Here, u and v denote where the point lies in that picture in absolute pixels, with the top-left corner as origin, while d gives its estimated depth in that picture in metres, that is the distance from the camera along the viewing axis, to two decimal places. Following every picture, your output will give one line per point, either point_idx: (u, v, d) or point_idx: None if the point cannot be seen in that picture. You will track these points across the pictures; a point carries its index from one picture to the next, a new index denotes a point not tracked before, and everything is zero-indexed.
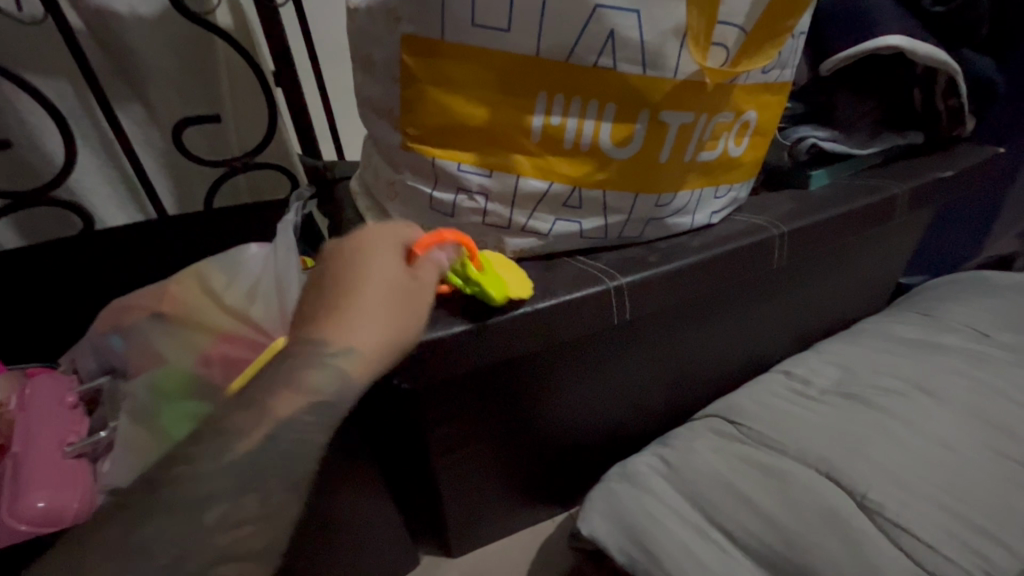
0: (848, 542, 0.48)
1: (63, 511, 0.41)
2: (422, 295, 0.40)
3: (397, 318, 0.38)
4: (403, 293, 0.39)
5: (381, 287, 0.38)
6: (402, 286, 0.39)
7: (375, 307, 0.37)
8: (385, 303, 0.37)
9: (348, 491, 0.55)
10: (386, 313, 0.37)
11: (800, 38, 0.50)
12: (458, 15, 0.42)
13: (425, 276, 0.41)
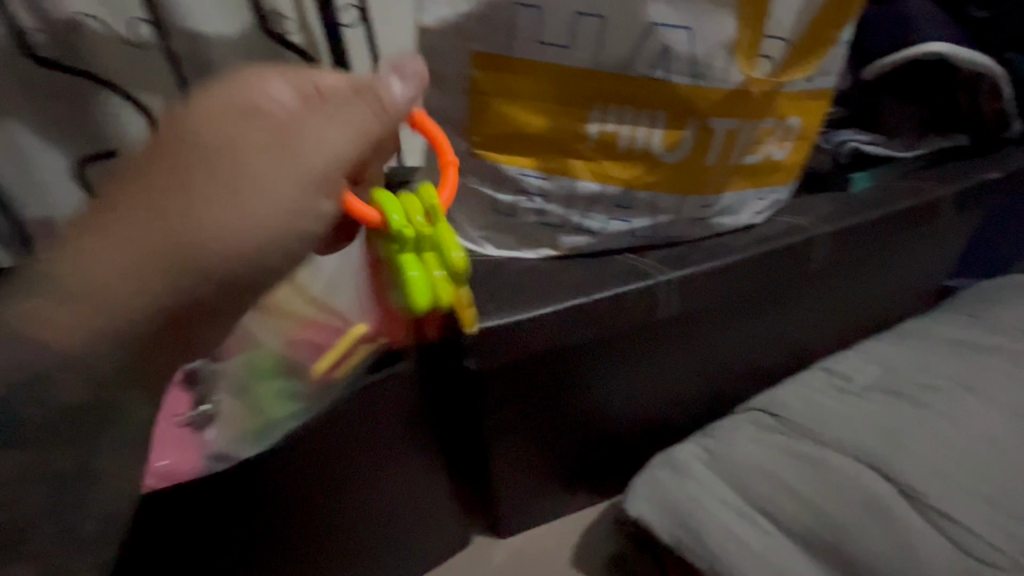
0: (888, 526, 0.52)
1: (179, 473, 0.47)
2: (277, 175, 0.31)
3: (216, 214, 0.30)
4: (239, 175, 0.30)
5: (206, 167, 0.30)
6: (268, 157, 0.31)
7: (178, 195, 0.30)
8: (201, 193, 0.30)
9: (410, 466, 0.60)
10: (200, 208, 0.30)
11: (844, 46, 0.53)
12: (525, 32, 0.47)
13: (305, 146, 0.31)
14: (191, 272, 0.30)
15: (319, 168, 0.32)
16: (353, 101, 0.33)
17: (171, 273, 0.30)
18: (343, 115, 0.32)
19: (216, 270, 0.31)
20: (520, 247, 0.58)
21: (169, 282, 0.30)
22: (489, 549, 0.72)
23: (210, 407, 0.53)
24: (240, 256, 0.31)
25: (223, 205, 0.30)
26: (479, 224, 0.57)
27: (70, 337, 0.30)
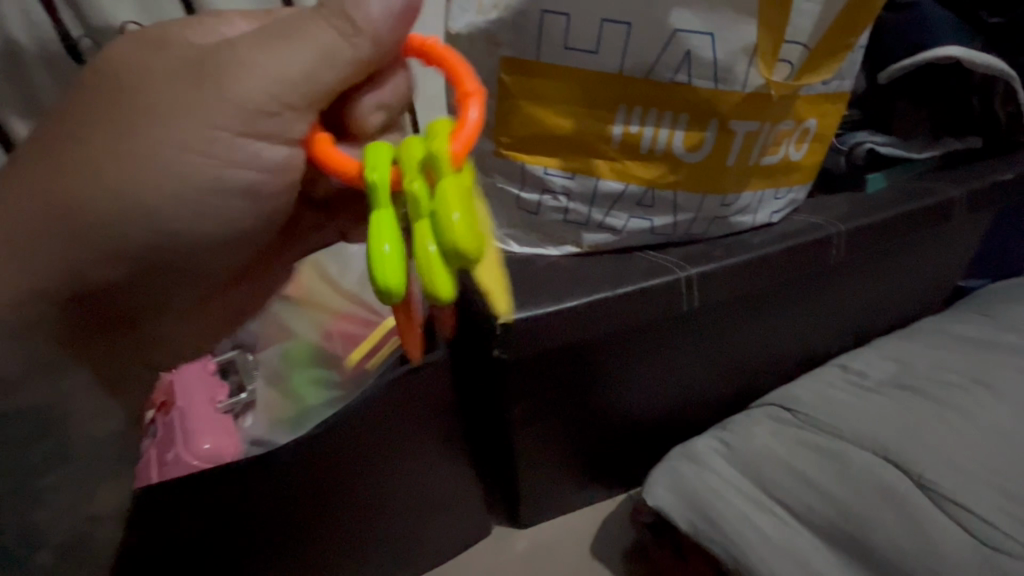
0: (902, 514, 0.53)
1: (222, 454, 0.51)
2: (205, 121, 0.31)
3: (143, 161, 0.32)
4: (163, 119, 0.31)
5: (131, 113, 0.31)
6: (191, 89, 0.31)
7: (119, 142, 0.32)
8: (131, 141, 0.32)
9: (437, 454, 0.63)
10: (117, 156, 0.32)
11: (860, 51, 0.55)
12: (553, 38, 0.49)
13: (234, 85, 0.30)
14: (131, 223, 0.34)
15: (249, 102, 0.31)
16: (312, 19, 0.30)
17: (99, 224, 0.33)
18: (290, 42, 0.30)
19: (125, 225, 0.34)
20: (545, 244, 0.60)
21: (94, 237, 0.34)
22: (509, 539, 0.74)
23: (248, 395, 0.57)
24: (163, 207, 0.34)
25: (149, 154, 0.32)
26: (506, 221, 0.60)
27: (21, 279, 0.34)
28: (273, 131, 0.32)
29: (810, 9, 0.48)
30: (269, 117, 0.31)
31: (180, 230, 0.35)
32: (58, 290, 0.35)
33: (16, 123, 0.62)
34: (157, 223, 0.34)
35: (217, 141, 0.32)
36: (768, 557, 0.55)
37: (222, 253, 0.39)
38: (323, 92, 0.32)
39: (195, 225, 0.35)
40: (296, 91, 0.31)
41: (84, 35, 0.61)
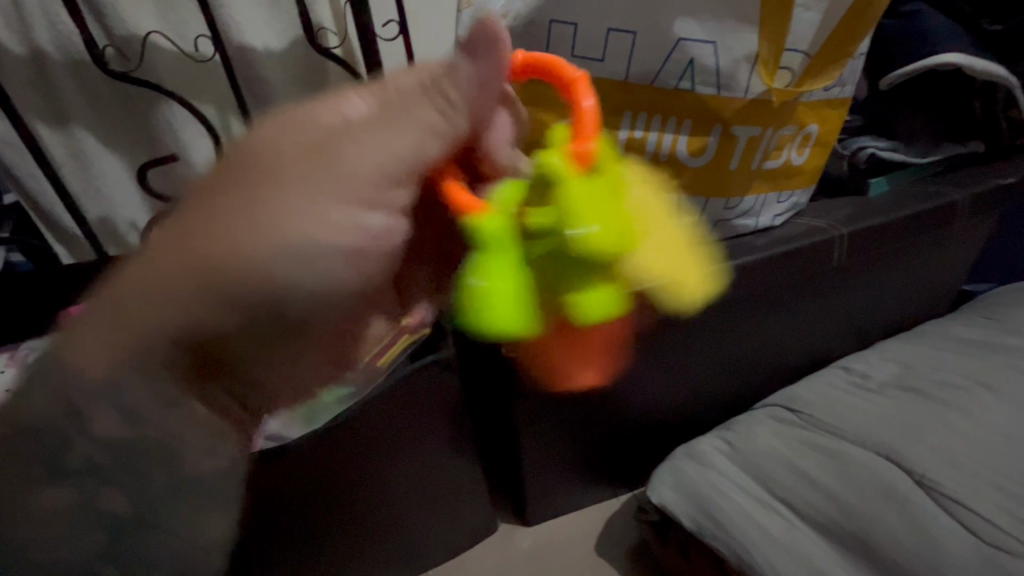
0: (904, 512, 0.53)
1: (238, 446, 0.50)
2: (315, 199, 0.31)
3: (249, 237, 0.31)
4: (274, 197, 0.31)
5: (240, 189, 0.31)
6: (315, 157, 0.31)
7: (225, 218, 0.31)
8: (242, 217, 0.31)
9: (446, 452, 0.64)
10: (228, 230, 0.31)
11: (861, 58, 0.56)
12: (561, 47, 0.51)
13: (346, 161, 0.32)
14: (232, 294, 0.32)
15: (367, 174, 0.32)
16: (417, 99, 0.33)
17: (205, 293, 0.32)
18: (397, 122, 0.33)
19: (236, 285, 0.32)
20: None
21: (195, 307, 0.32)
22: (514, 536, 0.75)
23: None
24: (269, 281, 0.32)
25: (256, 228, 0.31)
26: None
27: (123, 358, 0.32)
28: (378, 201, 0.34)
29: (812, 18, 0.49)
30: (367, 192, 0.33)
31: (276, 304, 0.34)
32: (159, 363, 0.33)
33: (40, 126, 0.69)
34: (259, 295, 0.33)
35: (326, 217, 0.32)
36: (771, 553, 0.55)
37: (322, 319, 0.37)
38: (422, 163, 0.34)
39: (291, 296, 0.34)
40: (400, 166, 0.33)
41: (109, 44, 0.66)
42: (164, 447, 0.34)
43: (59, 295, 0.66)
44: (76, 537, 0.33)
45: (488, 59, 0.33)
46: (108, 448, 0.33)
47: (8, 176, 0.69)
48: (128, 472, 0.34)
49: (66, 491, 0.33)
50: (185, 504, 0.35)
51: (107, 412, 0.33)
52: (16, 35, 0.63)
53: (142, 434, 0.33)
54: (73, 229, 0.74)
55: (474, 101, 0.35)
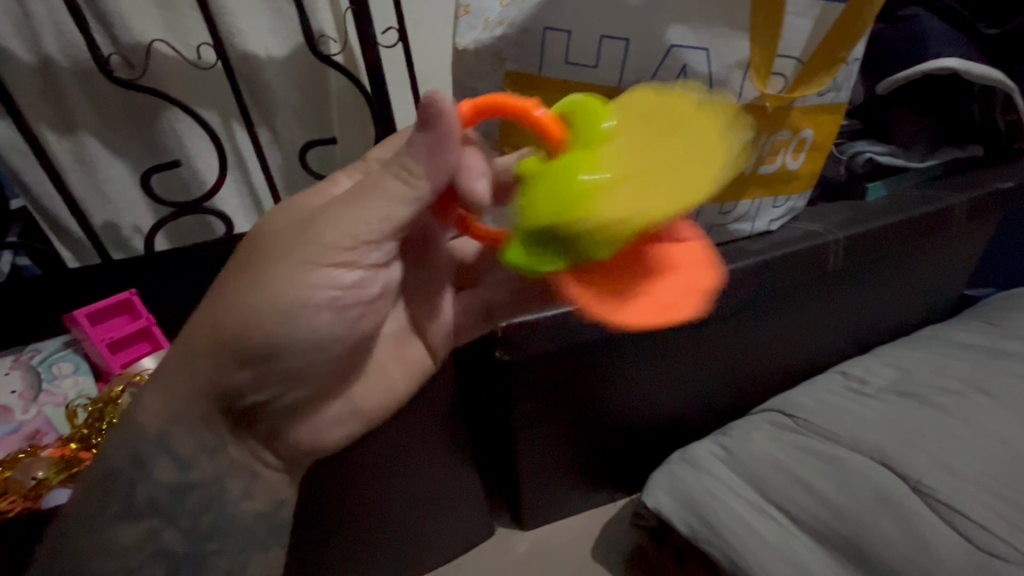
0: (899, 518, 0.53)
1: None
2: (303, 270, 0.35)
3: (251, 313, 0.35)
4: (271, 280, 0.35)
5: (245, 274, 0.36)
6: (297, 239, 0.35)
7: (232, 300, 0.36)
8: (246, 301, 0.35)
9: (443, 458, 0.64)
10: (233, 313, 0.35)
11: (855, 64, 0.56)
12: (556, 54, 0.51)
13: (325, 237, 0.35)
14: (247, 355, 0.36)
15: (340, 242, 0.35)
16: (383, 175, 0.34)
17: (223, 361, 0.37)
18: (369, 200, 0.34)
19: (234, 348, 0.36)
20: None
21: (214, 374, 0.37)
22: (511, 540, 0.76)
23: None
24: (278, 343, 0.37)
25: (256, 305, 0.35)
26: None
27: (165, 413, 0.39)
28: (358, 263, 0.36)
29: (803, 24, 0.50)
30: (356, 253, 0.36)
31: (291, 357, 0.38)
32: (199, 419, 0.39)
33: (47, 132, 0.69)
34: (269, 353, 0.37)
35: (322, 283, 0.36)
36: (765, 560, 0.55)
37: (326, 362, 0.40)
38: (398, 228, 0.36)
39: (302, 347, 0.38)
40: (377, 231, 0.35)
41: (114, 52, 0.67)
42: (212, 494, 0.41)
43: (62, 298, 0.67)
44: (139, 565, 0.40)
45: (436, 132, 0.31)
46: (170, 495, 0.40)
47: (15, 180, 0.70)
48: (181, 514, 0.41)
49: (138, 529, 0.40)
50: (231, 541, 0.43)
51: (164, 464, 0.39)
52: (23, 42, 0.65)
53: (200, 479, 0.40)
54: (78, 232, 0.75)
55: (438, 172, 0.33)
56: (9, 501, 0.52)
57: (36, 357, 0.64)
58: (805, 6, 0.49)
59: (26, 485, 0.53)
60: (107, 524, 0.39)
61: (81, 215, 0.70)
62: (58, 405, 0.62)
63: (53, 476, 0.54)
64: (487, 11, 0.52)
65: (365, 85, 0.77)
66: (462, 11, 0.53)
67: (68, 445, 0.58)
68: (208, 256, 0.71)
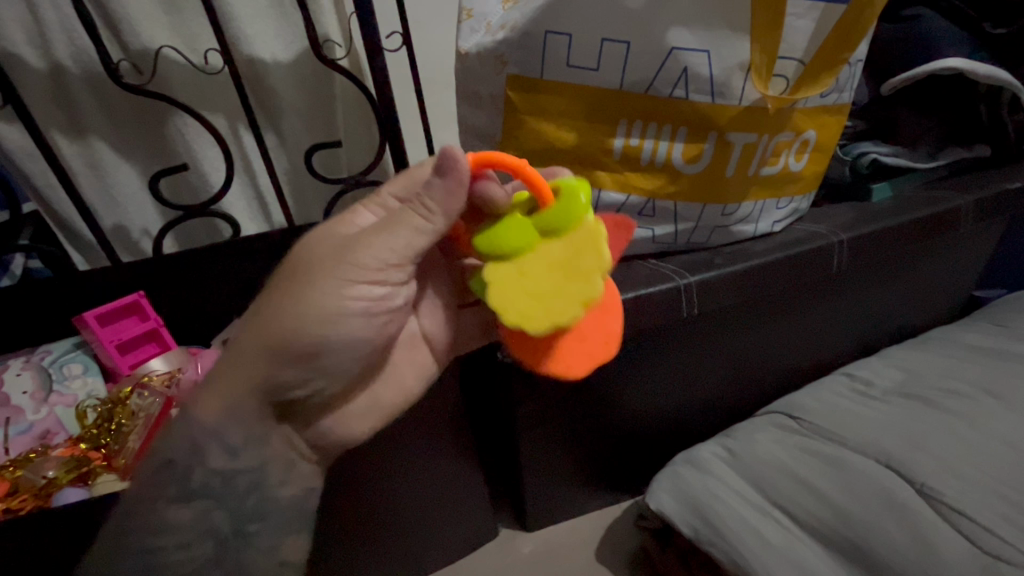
0: (904, 521, 0.52)
1: None
2: (341, 284, 0.37)
3: (297, 322, 0.36)
4: (316, 290, 0.36)
5: (291, 286, 0.37)
6: (334, 255, 0.37)
7: (279, 310, 0.36)
8: (291, 311, 0.36)
9: (448, 460, 0.64)
10: (280, 321, 0.36)
11: (858, 65, 0.56)
12: (557, 57, 0.51)
13: (362, 258, 0.36)
14: (290, 363, 0.37)
15: (376, 260, 0.37)
16: (405, 209, 0.37)
17: (267, 369, 0.37)
18: (397, 230, 0.37)
19: (278, 354, 0.37)
20: None
21: (259, 379, 0.38)
22: (514, 541, 0.76)
23: None
24: (319, 352, 0.37)
25: (301, 315, 0.36)
26: None
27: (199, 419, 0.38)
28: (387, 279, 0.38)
29: (805, 25, 0.50)
30: (384, 278, 0.38)
31: (324, 368, 0.39)
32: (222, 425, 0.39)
33: (58, 137, 0.71)
34: (309, 362, 0.38)
35: (359, 298, 0.37)
36: (768, 561, 0.55)
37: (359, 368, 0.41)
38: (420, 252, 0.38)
39: (334, 360, 0.39)
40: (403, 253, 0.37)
41: (123, 58, 0.68)
42: (257, 478, 0.40)
43: (72, 300, 0.68)
44: (192, 544, 0.38)
45: (454, 174, 0.35)
46: (222, 478, 0.39)
47: (27, 184, 0.72)
48: (231, 495, 0.40)
49: (192, 510, 0.39)
50: (273, 523, 0.42)
51: (215, 450, 0.38)
52: (35, 48, 0.66)
53: (247, 465, 0.40)
54: (88, 234, 0.77)
55: (454, 209, 0.36)
56: (21, 499, 0.53)
57: (47, 358, 0.65)
58: (806, 8, 0.49)
59: (37, 484, 0.54)
60: (163, 505, 0.38)
61: (91, 218, 0.71)
62: (68, 405, 0.64)
63: (63, 476, 0.55)
64: (489, 15, 0.54)
65: (370, 90, 0.77)
66: (465, 16, 0.55)
67: (78, 445, 0.60)
68: (215, 258, 0.72)
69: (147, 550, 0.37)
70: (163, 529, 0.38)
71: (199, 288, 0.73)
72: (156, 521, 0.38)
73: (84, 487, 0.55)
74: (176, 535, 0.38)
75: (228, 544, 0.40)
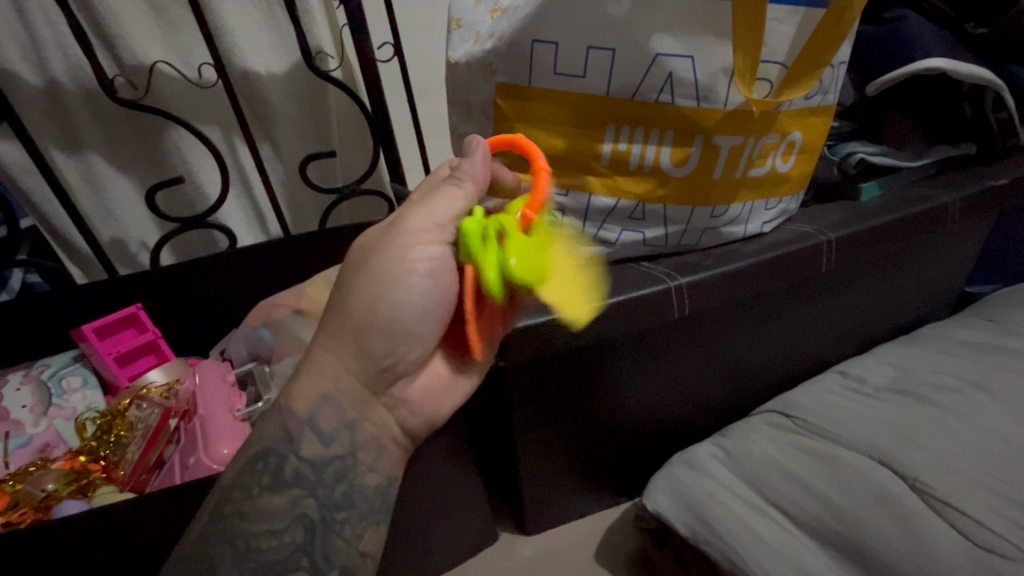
0: (898, 517, 0.53)
1: (219, 455, 0.55)
2: (402, 252, 0.39)
3: (374, 289, 0.39)
4: (384, 257, 0.39)
5: (357, 269, 0.40)
6: (392, 234, 0.40)
7: (358, 287, 0.39)
8: (367, 290, 0.39)
9: (446, 467, 0.64)
10: (357, 299, 0.39)
11: (840, 68, 0.58)
12: (544, 67, 0.53)
13: (411, 222, 0.40)
14: (380, 330, 0.39)
15: (431, 219, 0.40)
16: (442, 183, 0.41)
17: (359, 340, 0.40)
18: (447, 194, 0.40)
19: (352, 323, 0.39)
20: None
21: (354, 355, 0.40)
22: (514, 546, 0.76)
23: (263, 404, 0.62)
24: (405, 315, 0.40)
25: (379, 285, 0.39)
26: None
27: None
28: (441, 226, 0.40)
29: (785, 30, 0.51)
30: (440, 238, 0.40)
31: (409, 331, 0.41)
32: None
33: (56, 153, 0.71)
34: (388, 333, 0.40)
35: (420, 258, 0.39)
36: (764, 560, 0.55)
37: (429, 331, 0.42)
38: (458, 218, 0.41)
39: (417, 325, 0.41)
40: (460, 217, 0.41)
41: (118, 74, 0.69)
42: (345, 466, 0.41)
43: (71, 313, 0.69)
44: (284, 530, 0.38)
45: (480, 148, 0.41)
46: (313, 466, 0.40)
47: (24, 200, 0.72)
48: (320, 483, 0.40)
49: (284, 498, 0.39)
50: (359, 511, 0.41)
51: (310, 437, 0.40)
52: (31, 66, 0.67)
53: (337, 452, 0.41)
54: (86, 249, 0.77)
55: (480, 175, 0.41)
56: (20, 513, 0.53)
57: (45, 372, 0.66)
58: (786, 13, 0.51)
59: (38, 497, 0.54)
60: (257, 493, 0.39)
61: (88, 231, 0.71)
62: (67, 418, 0.64)
63: (63, 489, 0.55)
64: (477, 25, 0.55)
65: (363, 100, 0.79)
66: (455, 25, 0.56)
67: (78, 457, 0.60)
68: (214, 268, 0.73)
69: (240, 535, 0.37)
70: (258, 518, 0.38)
71: (199, 299, 0.74)
72: (253, 508, 0.38)
73: (83, 499, 0.55)
74: (270, 522, 0.38)
75: (316, 534, 0.39)
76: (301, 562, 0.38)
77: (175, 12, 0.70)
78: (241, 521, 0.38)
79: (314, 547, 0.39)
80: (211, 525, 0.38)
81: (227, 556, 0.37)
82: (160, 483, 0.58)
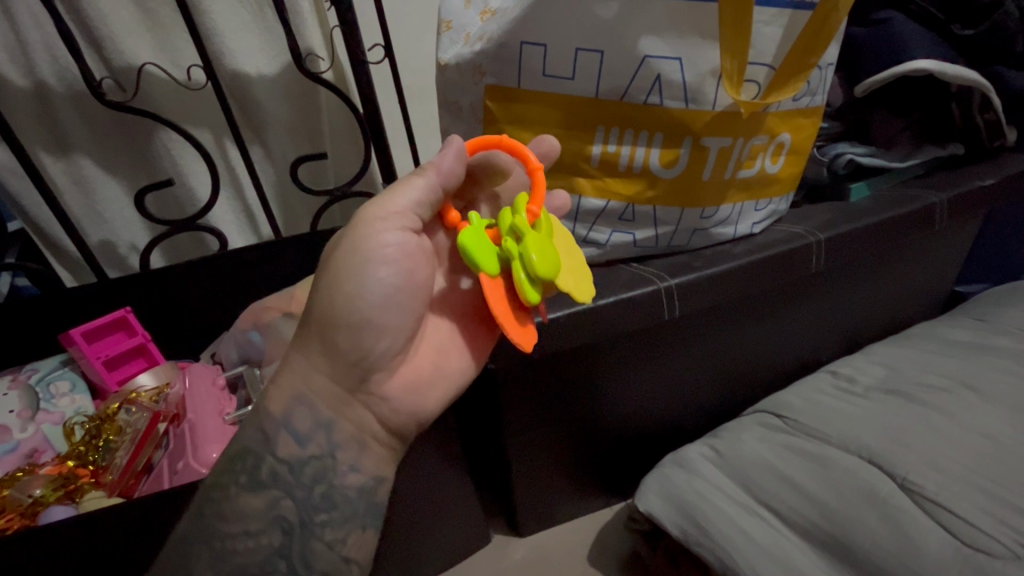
0: (885, 516, 0.53)
1: (205, 459, 0.55)
2: (362, 241, 0.39)
3: (336, 279, 0.39)
4: (345, 245, 0.40)
5: (326, 259, 0.41)
6: (356, 222, 0.40)
7: (324, 278, 0.40)
8: (331, 280, 0.39)
9: (438, 469, 0.64)
10: (323, 289, 0.40)
11: (828, 70, 0.58)
12: (533, 68, 0.53)
13: (371, 210, 0.40)
14: (347, 324, 0.39)
15: (392, 208, 0.40)
16: (410, 176, 0.41)
17: (329, 335, 0.39)
18: (408, 182, 0.40)
19: (318, 313, 0.40)
20: None
21: (328, 353, 0.40)
22: (506, 548, 0.76)
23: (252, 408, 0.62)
24: (372, 308, 0.39)
25: (339, 274, 0.39)
26: None
27: None
28: (398, 213, 0.40)
29: (772, 32, 0.51)
30: (400, 224, 0.40)
31: (376, 324, 0.40)
32: None
33: (43, 155, 0.71)
34: (352, 327, 0.39)
35: (380, 247, 0.39)
36: (754, 560, 0.55)
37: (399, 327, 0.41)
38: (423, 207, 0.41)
39: (378, 314, 0.39)
40: (426, 207, 0.41)
41: (107, 76, 0.69)
42: (324, 467, 0.41)
43: (57, 316, 0.68)
44: (261, 532, 0.39)
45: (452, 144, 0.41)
46: (290, 467, 0.40)
47: (12, 203, 0.72)
48: (298, 485, 0.40)
49: (262, 499, 0.39)
50: (340, 514, 0.41)
51: (286, 437, 0.40)
52: (19, 69, 0.66)
53: (315, 452, 0.40)
54: (74, 251, 0.77)
55: (445, 166, 0.40)
56: (7, 519, 0.53)
57: (33, 377, 0.65)
58: (773, 15, 0.51)
59: (24, 503, 0.54)
60: (235, 493, 0.39)
61: (76, 234, 0.71)
62: (55, 422, 0.64)
63: (50, 494, 0.55)
64: (467, 27, 0.53)
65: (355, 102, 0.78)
66: (444, 27, 0.54)
67: (66, 462, 0.59)
68: (204, 272, 0.72)
69: (217, 535, 0.38)
70: (236, 517, 0.38)
71: (189, 302, 0.74)
72: (230, 508, 0.38)
73: (70, 505, 0.54)
74: (246, 523, 0.38)
75: (294, 537, 0.39)
76: (279, 565, 0.39)
77: (165, 14, 0.69)
78: (219, 521, 0.38)
79: (292, 550, 0.39)
80: (193, 525, 0.39)
81: (205, 557, 0.37)
82: (146, 488, 0.57)
